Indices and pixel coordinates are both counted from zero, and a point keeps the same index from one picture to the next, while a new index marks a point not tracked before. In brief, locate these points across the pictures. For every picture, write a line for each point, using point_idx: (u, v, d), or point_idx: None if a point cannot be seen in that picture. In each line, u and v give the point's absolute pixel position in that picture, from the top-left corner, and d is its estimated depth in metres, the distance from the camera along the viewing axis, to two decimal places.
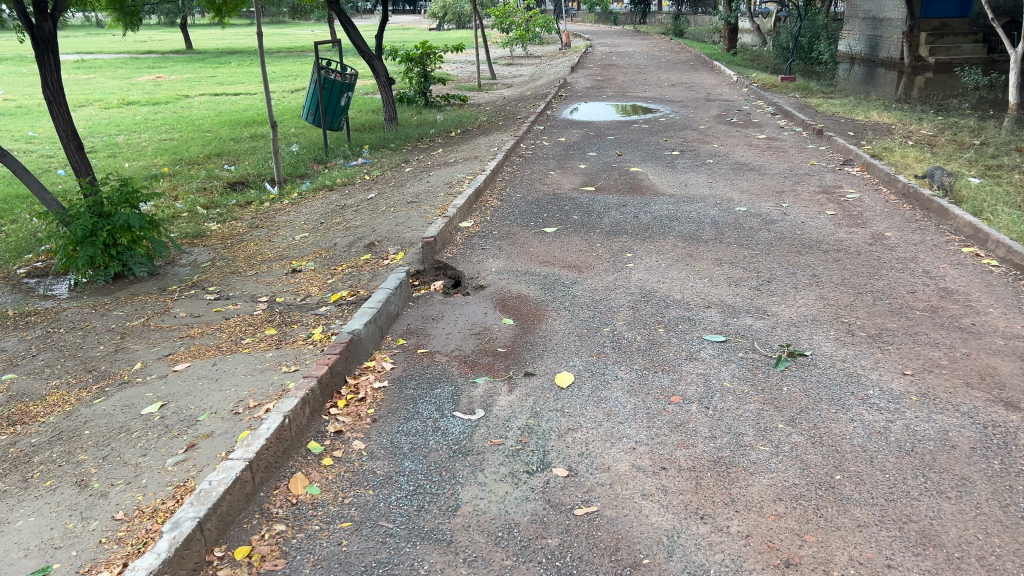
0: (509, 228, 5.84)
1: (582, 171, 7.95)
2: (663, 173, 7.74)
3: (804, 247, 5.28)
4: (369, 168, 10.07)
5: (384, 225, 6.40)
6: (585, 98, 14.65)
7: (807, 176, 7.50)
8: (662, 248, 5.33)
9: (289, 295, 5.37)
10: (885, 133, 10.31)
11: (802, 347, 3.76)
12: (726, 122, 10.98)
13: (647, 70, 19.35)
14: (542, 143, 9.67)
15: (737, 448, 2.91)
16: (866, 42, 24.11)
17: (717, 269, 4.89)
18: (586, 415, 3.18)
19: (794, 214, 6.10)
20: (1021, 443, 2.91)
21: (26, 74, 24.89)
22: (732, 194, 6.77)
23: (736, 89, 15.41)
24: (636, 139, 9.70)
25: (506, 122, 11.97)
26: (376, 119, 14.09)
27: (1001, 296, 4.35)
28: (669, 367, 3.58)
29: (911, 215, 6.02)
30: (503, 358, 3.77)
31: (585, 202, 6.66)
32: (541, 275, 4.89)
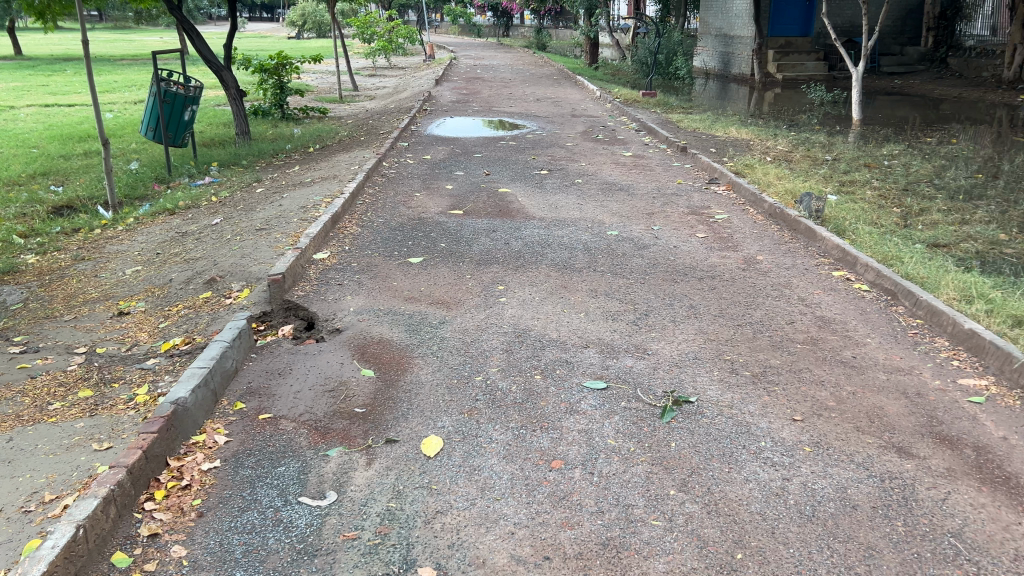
0: (369, 259, 5.35)
1: (449, 192, 7.54)
2: (532, 194, 7.45)
3: (679, 274, 5.09)
4: (217, 189, 9.27)
5: (228, 257, 5.75)
6: (450, 112, 14.28)
7: (676, 196, 7.41)
8: (534, 279, 5.00)
9: (113, 343, 4.64)
10: (745, 149, 10.50)
11: (686, 392, 3.49)
12: (592, 139, 10.89)
13: (513, 84, 19.22)
14: (406, 161, 9.19)
15: (627, 525, 2.56)
16: (718, 58, 25.05)
17: (592, 302, 4.59)
18: (457, 493, 2.76)
19: (665, 238, 5.94)
20: (921, 499, 2.74)
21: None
22: (604, 217, 6.56)
23: (601, 104, 15.48)
24: (503, 157, 9.40)
25: (368, 138, 11.41)
26: (227, 133, 13.15)
27: (877, 324, 4.28)
28: (548, 424, 3.21)
29: (779, 236, 5.99)
30: (360, 422, 3.28)
31: (451, 227, 6.25)
32: (405, 314, 4.43)
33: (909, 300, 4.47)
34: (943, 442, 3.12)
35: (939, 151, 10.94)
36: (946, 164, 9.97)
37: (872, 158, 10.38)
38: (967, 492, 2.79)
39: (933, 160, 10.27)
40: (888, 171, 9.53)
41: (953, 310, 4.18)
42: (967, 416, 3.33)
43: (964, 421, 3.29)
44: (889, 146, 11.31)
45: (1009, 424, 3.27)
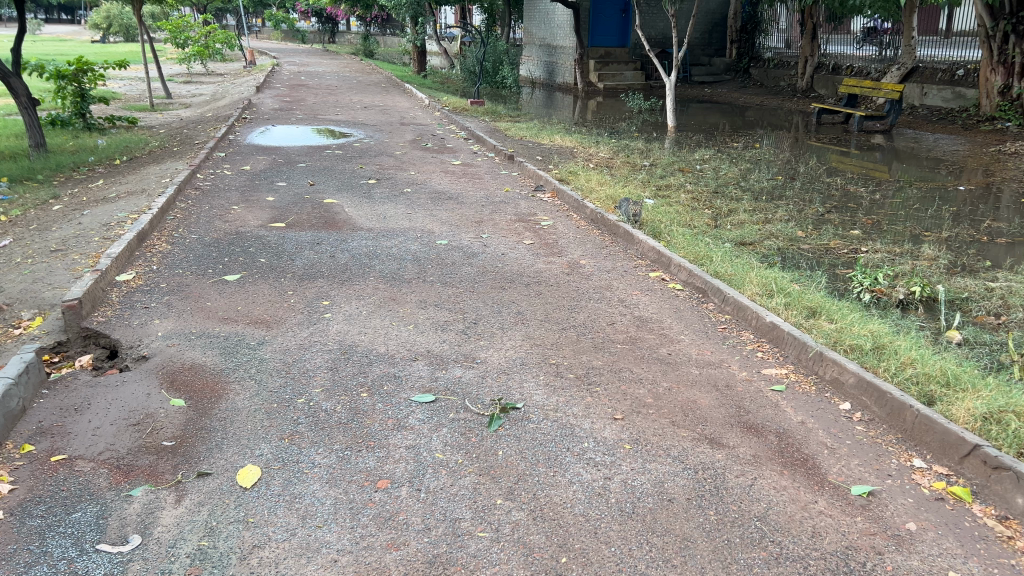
0: (180, 279, 5.02)
1: (270, 205, 7.24)
2: (359, 205, 7.30)
3: (507, 281, 5.13)
4: (6, 207, 8.39)
5: (16, 282, 5.21)
6: (272, 121, 13.76)
7: (503, 203, 7.50)
8: (361, 292, 4.88)
9: None
10: (569, 156, 10.83)
11: (513, 399, 3.52)
12: (421, 147, 10.85)
13: (339, 92, 18.83)
14: (224, 172, 8.74)
15: (453, 540, 2.53)
16: (543, 67, 25.78)
17: (420, 313, 4.54)
18: (275, 524, 2.61)
19: (493, 245, 5.99)
20: (730, 486, 2.90)
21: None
22: (432, 226, 6.53)
23: (429, 113, 15.48)
24: (329, 166, 9.16)
25: (182, 148, 10.77)
26: (19, 145, 11.99)
27: (690, 321, 4.51)
28: (374, 442, 3.12)
29: (601, 240, 6.20)
30: (169, 456, 3.05)
31: (273, 241, 5.99)
32: (220, 336, 4.19)
33: (717, 297, 4.75)
34: (749, 430, 3.32)
35: (744, 155, 11.78)
36: (750, 167, 10.75)
37: (686, 163, 11.01)
38: (770, 476, 2.99)
39: (739, 163, 11.04)
40: (700, 175, 10.14)
41: (755, 304, 4.49)
42: (770, 403, 3.57)
43: (767, 408, 3.52)
44: (700, 152, 12.05)
45: (807, 408, 3.54)
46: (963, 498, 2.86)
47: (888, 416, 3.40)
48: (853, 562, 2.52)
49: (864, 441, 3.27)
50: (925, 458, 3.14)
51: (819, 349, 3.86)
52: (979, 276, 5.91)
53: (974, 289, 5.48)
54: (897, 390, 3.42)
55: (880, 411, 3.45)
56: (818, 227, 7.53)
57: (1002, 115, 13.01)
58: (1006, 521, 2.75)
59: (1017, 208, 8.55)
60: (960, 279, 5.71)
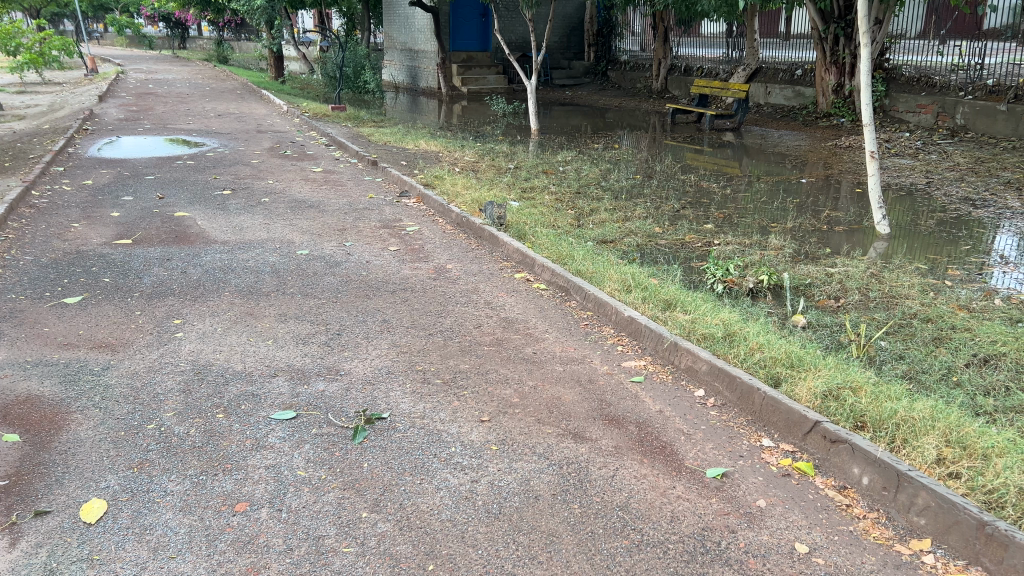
0: (13, 304, 4.66)
1: (114, 220, 6.83)
2: (214, 217, 7.01)
3: (371, 290, 5.06)
4: None
5: None
6: (117, 131, 13.00)
7: (367, 210, 7.40)
8: (216, 309, 4.68)
9: None
10: (433, 161, 10.83)
11: (378, 408, 3.47)
12: (279, 155, 10.54)
13: (190, 99, 18.04)
14: (63, 187, 8.19)
15: (317, 558, 2.47)
16: (406, 71, 25.63)
17: (280, 327, 4.41)
18: (124, 559, 2.46)
19: (357, 253, 5.89)
20: (594, 479, 2.97)
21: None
22: (292, 236, 6.36)
23: (288, 119, 15.08)
24: (179, 178, 8.74)
25: (15, 163, 10.03)
26: None
27: (553, 319, 4.60)
28: (231, 465, 3.00)
29: (466, 244, 6.22)
30: (2, 496, 2.81)
31: (118, 259, 5.67)
32: (60, 364, 3.91)
33: (579, 294, 4.87)
34: (611, 422, 3.42)
35: (604, 155, 12.14)
36: (610, 167, 11.09)
37: (549, 165, 11.22)
38: (631, 465, 3.09)
39: (600, 164, 11.37)
40: (562, 176, 10.36)
41: (614, 300, 4.63)
42: (630, 395, 3.69)
43: (628, 400, 3.64)
44: (563, 153, 12.34)
45: (664, 397, 3.68)
46: (807, 472, 3.06)
47: (739, 400, 3.59)
48: (710, 541, 2.64)
49: (718, 425, 3.43)
50: (773, 437, 3.34)
51: (674, 339, 4.02)
52: (820, 263, 6.33)
53: (816, 275, 5.87)
54: (746, 374, 3.61)
55: (732, 395, 3.63)
56: (675, 223, 7.86)
57: (837, 112, 14.02)
58: (844, 491, 2.96)
59: (851, 198, 9.23)
60: (804, 267, 6.10)
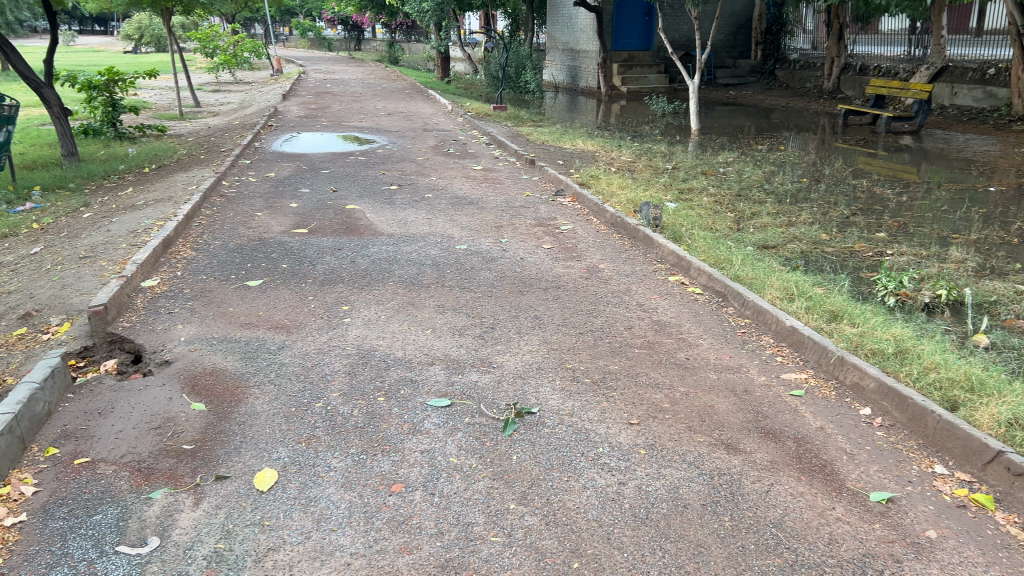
0: (204, 285, 5.09)
1: (292, 211, 7.32)
2: (380, 210, 7.36)
3: (525, 286, 5.14)
4: (37, 215, 8.71)
5: (47, 288, 5.36)
6: (297, 128, 13.92)
7: (524, 208, 7.51)
8: (380, 297, 4.91)
9: None
10: (591, 161, 10.84)
11: (529, 403, 3.52)
12: (443, 152, 10.90)
13: (362, 98, 19.00)
14: (248, 179, 8.87)
15: (466, 544, 2.54)
16: (566, 71, 25.79)
17: (438, 318, 4.56)
18: (291, 527, 2.64)
19: (512, 250, 6.00)
20: (746, 492, 2.88)
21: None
22: (452, 231, 6.57)
23: (452, 118, 15.57)
24: (351, 173, 9.24)
25: (208, 156, 10.97)
26: (51, 157, 12.40)
27: (709, 325, 4.49)
28: (389, 447, 3.13)
29: (621, 245, 6.18)
30: (189, 460, 3.09)
31: (294, 247, 6.07)
32: (241, 341, 4.25)
33: (736, 300, 4.73)
34: (766, 436, 3.30)
35: (767, 157, 11.68)
36: (774, 170, 10.66)
37: (709, 166, 10.93)
38: (787, 482, 2.96)
39: (763, 166, 10.95)
40: (722, 178, 10.07)
41: (774, 308, 4.46)
42: (789, 408, 3.54)
43: (785, 413, 3.50)
44: (723, 154, 12.00)
45: (825, 413, 3.50)
46: (986, 505, 2.82)
47: (909, 421, 3.36)
48: (872, 570, 2.49)
49: (885, 447, 3.23)
50: (946, 464, 3.10)
51: (839, 353, 3.82)
52: (1008, 279, 5.80)
53: (1002, 292, 5.38)
54: (918, 395, 3.37)
55: (902, 417, 3.40)
56: (843, 230, 7.45)
57: None
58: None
59: None
60: (988, 282, 5.61)
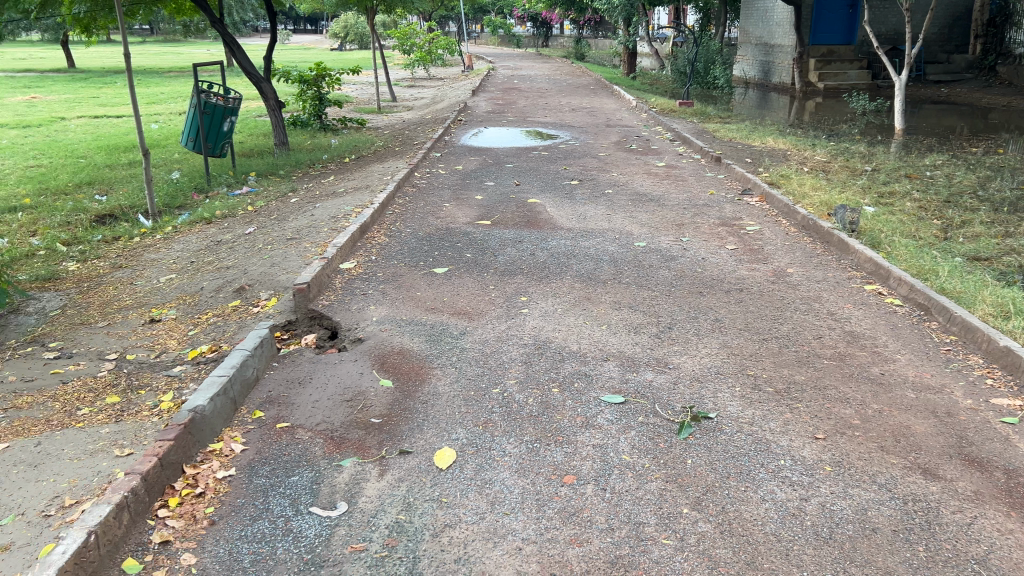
0: (395, 269, 5.38)
1: (477, 203, 7.56)
2: (561, 204, 7.44)
3: (705, 286, 5.01)
4: (253, 198, 9.64)
5: (258, 265, 5.88)
6: (485, 122, 14.34)
7: (707, 206, 7.32)
8: (557, 290, 4.96)
9: (143, 350, 4.83)
10: (781, 160, 10.37)
11: (706, 406, 3.43)
12: (625, 149, 10.83)
13: (548, 94, 19.28)
14: (438, 170, 9.27)
15: (636, 543, 2.52)
16: (759, 67, 24.81)
17: (615, 314, 4.54)
18: (466, 507, 2.74)
19: (694, 249, 5.86)
20: (945, 523, 2.65)
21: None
22: (632, 227, 6.52)
23: (636, 114, 15.44)
24: (534, 167, 9.40)
25: (402, 148, 11.57)
26: (265, 146, 13.59)
27: (908, 340, 4.17)
28: (563, 438, 3.17)
29: (811, 248, 5.86)
30: (376, 432, 3.28)
31: (477, 237, 6.27)
32: (426, 324, 4.45)
33: (942, 315, 4.35)
34: (972, 465, 3.01)
35: (984, 161, 10.64)
36: (991, 174, 9.69)
37: (914, 169, 10.12)
38: (995, 517, 2.70)
39: (978, 170, 9.99)
40: (928, 182, 9.29)
41: (987, 326, 4.06)
42: (1000, 437, 3.22)
43: (995, 442, 3.18)
44: (931, 157, 11.07)
45: None
46: None
47: None
48: None
49: None
50: None
51: None
52: None
53: None
54: None
55: None
56: None
57: None
58: None
59: None
60: None
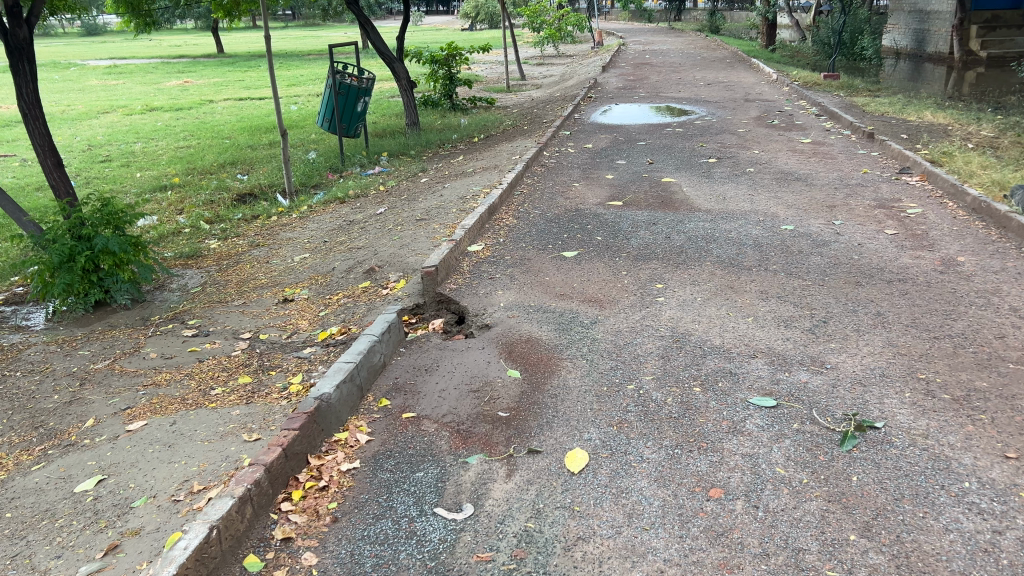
0: (523, 252, 5.18)
1: (609, 183, 7.26)
2: (698, 184, 7.02)
3: (864, 275, 4.52)
4: (384, 178, 9.74)
5: (388, 246, 5.84)
6: (615, 99, 13.93)
7: (861, 186, 6.71)
8: (696, 277, 4.61)
9: (275, 330, 4.88)
10: (943, 135, 9.45)
11: (870, 415, 3.03)
12: (766, 124, 10.20)
13: (682, 68, 18.56)
14: (567, 149, 9.02)
15: (797, 574, 2.21)
16: (913, 35, 23.01)
17: (761, 305, 4.15)
18: (601, 518, 2.51)
19: (848, 233, 5.34)
20: None
21: (67, 83, 25.92)
22: (777, 209, 6.05)
23: (777, 87, 14.59)
24: (668, 145, 8.97)
25: (530, 127, 11.39)
26: (397, 125, 13.76)
27: None
28: (706, 445, 2.87)
29: (986, 233, 5.21)
30: (504, 427, 3.10)
31: (609, 219, 5.99)
32: (557, 312, 4.23)
33: None
34: None
35: None
36: None
37: None
38: None
39: None
40: None
41: None
42: None
43: None
44: None
45: None
46: None
47: None
48: None
49: None
50: None
51: None
52: None
53: None
54: None
55: None
56: None
57: None
58: None
59: None
60: None
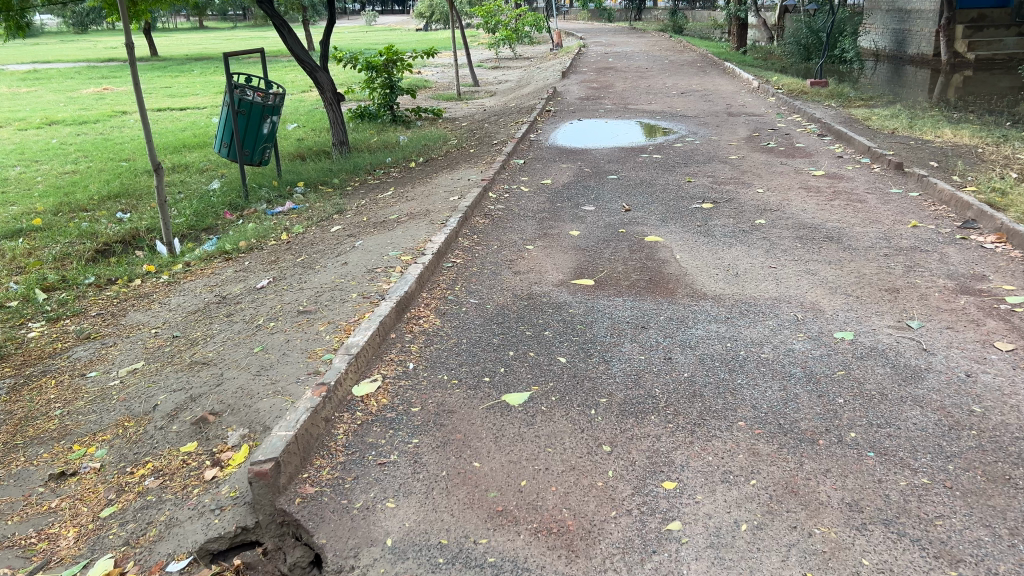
0: (442, 398, 3.22)
1: (574, 243, 5.34)
2: (696, 246, 5.16)
3: (1012, 460, 2.67)
4: (291, 219, 7.75)
5: (242, 367, 3.84)
6: (577, 112, 12.05)
7: (920, 251, 4.90)
8: (728, 466, 2.71)
9: (16, 551, 2.87)
10: (978, 161, 7.76)
11: None
12: (763, 148, 8.40)
13: (651, 74, 16.81)
14: (521, 185, 7.14)
15: None
16: (891, 35, 21.55)
17: (860, 552, 2.27)
18: None
19: (943, 352, 3.50)
20: None
21: None
22: (819, 297, 4.20)
23: (761, 98, 12.90)
24: (648, 179, 7.13)
25: (479, 149, 9.48)
26: (324, 144, 11.74)
27: None
28: None
29: None
30: None
31: (577, 314, 4.09)
32: (487, 566, 2.28)
33: None
34: None
35: None
36: None
37: None
38: None
39: None
40: None
41: None
42: None
43: None
44: None
45: None
46: None
47: None
48: None
49: None
50: None
51: None
52: None
53: None
54: None
55: None
56: None
57: None
58: None
59: None
60: None
